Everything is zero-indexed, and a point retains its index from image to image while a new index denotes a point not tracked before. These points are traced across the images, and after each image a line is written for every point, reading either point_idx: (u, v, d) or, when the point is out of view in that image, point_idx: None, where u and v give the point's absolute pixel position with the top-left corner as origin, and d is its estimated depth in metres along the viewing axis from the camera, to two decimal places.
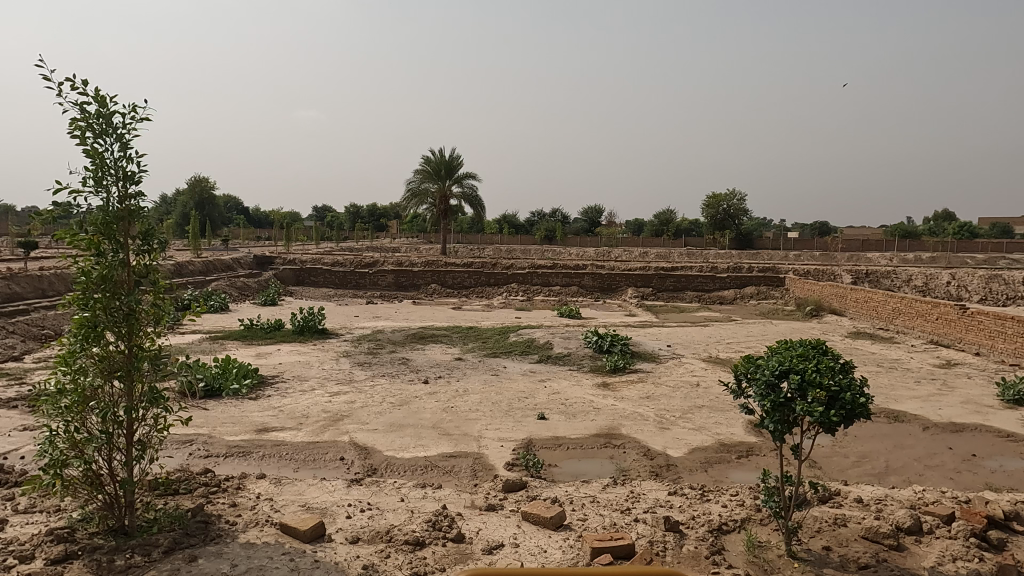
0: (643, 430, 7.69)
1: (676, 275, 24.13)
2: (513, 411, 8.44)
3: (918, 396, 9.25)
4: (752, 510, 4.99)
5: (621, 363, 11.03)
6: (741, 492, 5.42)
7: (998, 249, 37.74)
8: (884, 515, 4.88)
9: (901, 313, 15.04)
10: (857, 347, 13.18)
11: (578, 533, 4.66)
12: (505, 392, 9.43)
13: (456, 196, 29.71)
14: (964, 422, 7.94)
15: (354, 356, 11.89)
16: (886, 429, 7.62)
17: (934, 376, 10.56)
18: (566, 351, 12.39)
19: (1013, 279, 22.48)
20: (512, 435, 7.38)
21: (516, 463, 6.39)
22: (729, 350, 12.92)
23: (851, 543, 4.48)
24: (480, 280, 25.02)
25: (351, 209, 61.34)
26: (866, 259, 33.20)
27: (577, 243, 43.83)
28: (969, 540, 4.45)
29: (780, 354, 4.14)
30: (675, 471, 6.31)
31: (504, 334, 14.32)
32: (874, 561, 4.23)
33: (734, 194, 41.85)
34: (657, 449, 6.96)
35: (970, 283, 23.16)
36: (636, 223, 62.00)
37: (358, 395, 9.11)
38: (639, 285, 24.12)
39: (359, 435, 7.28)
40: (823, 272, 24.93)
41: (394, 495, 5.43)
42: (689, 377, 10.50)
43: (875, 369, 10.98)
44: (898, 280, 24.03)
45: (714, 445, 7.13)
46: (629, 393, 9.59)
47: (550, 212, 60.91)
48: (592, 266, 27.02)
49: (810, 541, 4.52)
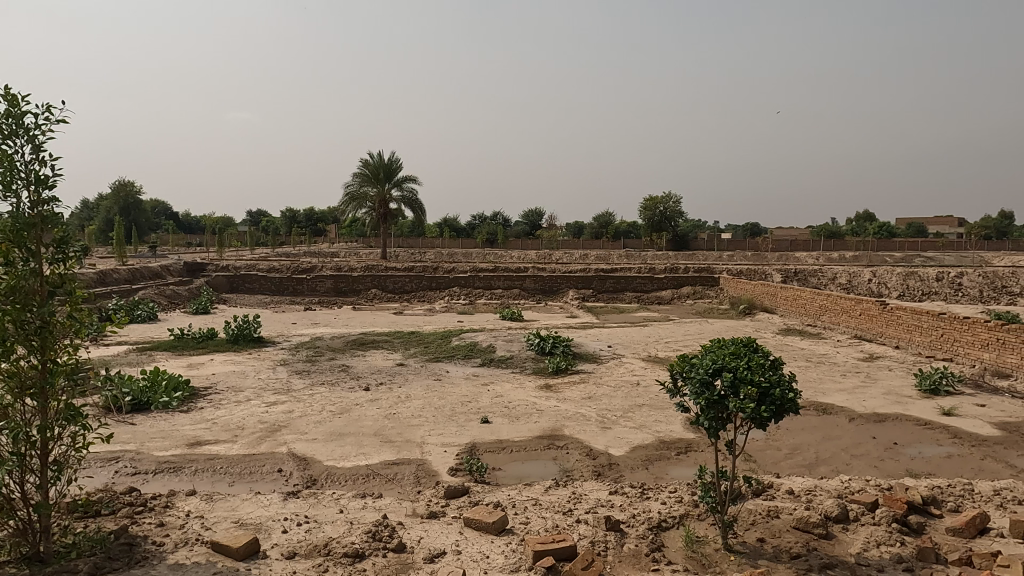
0: (586, 430, 7.77)
1: (615, 277, 24.56)
2: (456, 416, 8.38)
3: (844, 389, 9.68)
4: (690, 506, 5.10)
5: (563, 365, 11.14)
6: (679, 489, 5.54)
7: (913, 247, 40.08)
8: (813, 506, 5.08)
9: (827, 310, 15.72)
10: (787, 343, 13.73)
11: (520, 537, 4.66)
12: (448, 397, 9.36)
13: (396, 200, 29.39)
14: (886, 412, 8.36)
15: (292, 364, 11.58)
16: (815, 422, 7.95)
17: (859, 369, 11.08)
18: (508, 354, 12.42)
19: (928, 277, 23.92)
20: (455, 441, 7.33)
21: (460, 468, 6.33)
22: (668, 349, 13.23)
23: (783, 534, 4.64)
24: (421, 285, 24.77)
25: (288, 214, 59.94)
26: (795, 258, 34.60)
27: (519, 245, 44.14)
28: (891, 526, 4.67)
29: (713, 353, 4.24)
30: (617, 470, 6.40)
31: (446, 338, 14.23)
32: (805, 550, 4.37)
33: (670, 197, 42.79)
34: (599, 449, 7.04)
35: (889, 281, 24.42)
36: (576, 225, 62.86)
37: (297, 404, 8.86)
38: (580, 287, 24.42)
39: (297, 445, 7.09)
40: (755, 271, 25.84)
41: (333, 507, 5.30)
42: (630, 377, 10.69)
43: (805, 364, 11.44)
44: (824, 279, 25.09)
45: (654, 442, 7.27)
46: (571, 394, 9.67)
47: (491, 216, 60.85)
48: (533, 269, 27.19)
49: (745, 533, 4.65)
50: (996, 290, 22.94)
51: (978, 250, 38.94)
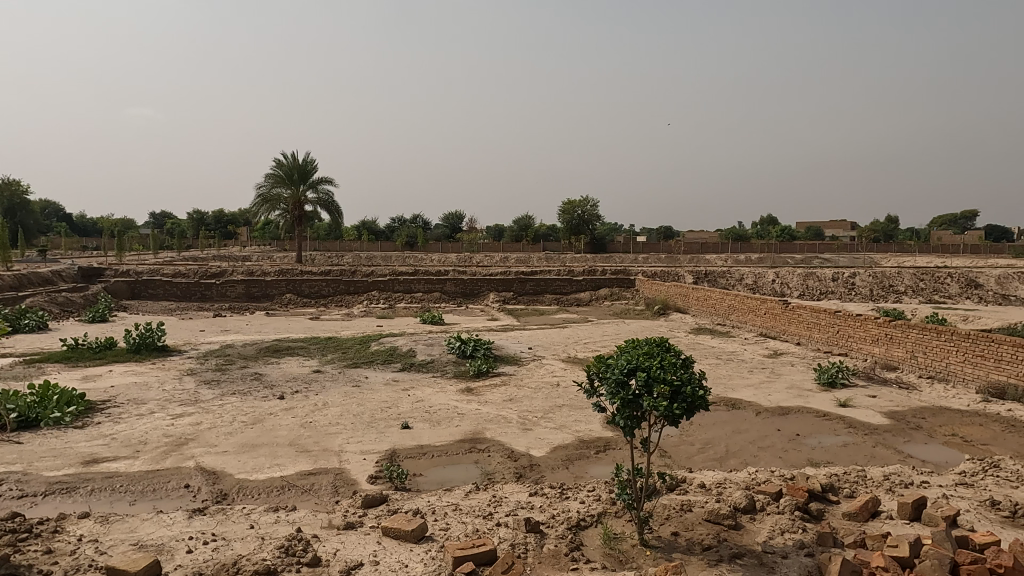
0: (507, 433, 7.80)
1: (535, 279, 24.82)
2: (376, 422, 8.22)
3: (751, 384, 10.17)
4: (607, 505, 5.21)
5: (484, 367, 11.14)
6: (597, 487, 5.64)
7: (811, 249, 42.69)
8: (723, 498, 5.29)
9: (735, 309, 16.49)
10: (699, 342, 14.29)
11: (440, 543, 4.61)
12: (367, 403, 9.16)
13: (311, 202, 28.58)
14: (790, 405, 8.85)
15: (200, 373, 11.02)
16: (725, 417, 8.31)
17: (764, 365, 11.68)
18: (429, 358, 12.31)
19: (825, 277, 25.53)
20: (374, 448, 7.18)
21: (379, 476, 6.20)
22: (586, 350, 13.48)
23: (696, 526, 4.81)
24: (339, 289, 24.18)
25: (195, 216, 57.14)
26: (705, 260, 36.13)
27: (439, 248, 43.89)
28: (794, 513, 4.93)
29: (628, 353, 4.34)
30: (538, 470, 6.46)
31: (365, 343, 13.94)
32: (716, 541, 4.55)
33: (587, 200, 44.17)
34: (520, 451, 7.08)
35: (791, 281, 25.90)
36: (496, 228, 63.23)
37: (205, 415, 8.43)
38: (500, 289, 24.53)
39: (206, 459, 6.75)
40: (668, 273, 26.79)
41: (243, 523, 5.07)
42: (550, 378, 10.81)
43: (715, 362, 11.94)
44: (732, 280, 26.31)
45: (574, 442, 7.38)
46: (492, 396, 9.67)
47: (411, 218, 60.24)
48: (454, 272, 27.09)
49: (660, 528, 4.79)
50: (884, 289, 24.77)
51: (868, 252, 42.03)
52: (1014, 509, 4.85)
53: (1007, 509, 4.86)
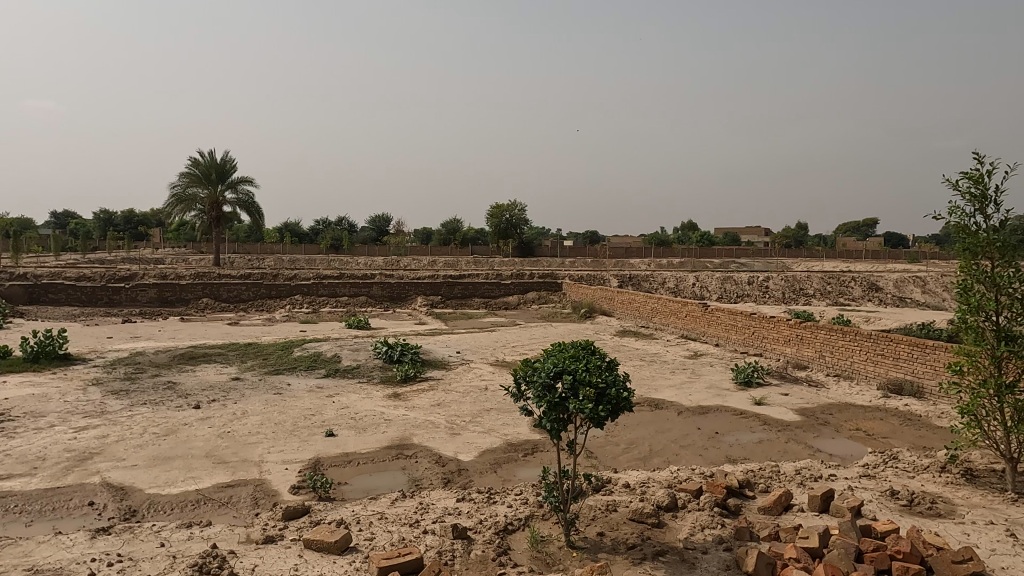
0: (435, 438, 7.72)
1: (463, 283, 24.74)
2: (299, 430, 7.97)
3: (673, 385, 10.49)
4: (534, 507, 5.24)
5: (411, 372, 11.01)
6: (524, 491, 5.67)
7: (729, 254, 44.52)
8: (647, 497, 5.42)
9: (658, 312, 16.97)
10: (624, 344, 14.62)
11: (365, 554, 4.51)
12: (289, 411, 8.87)
13: (230, 203, 27.49)
14: (709, 405, 9.17)
15: (106, 383, 10.37)
16: (649, 417, 8.54)
17: (686, 366, 12.08)
18: (354, 363, 12.06)
19: (741, 281, 26.66)
20: (297, 456, 6.96)
21: (302, 486, 6.01)
22: (514, 354, 13.55)
23: (621, 526, 4.91)
24: (260, 293, 23.33)
25: (102, 216, 53.91)
26: (630, 264, 37.05)
27: (365, 251, 43.09)
28: (713, 510, 5.11)
29: (554, 356, 4.38)
30: (466, 475, 6.43)
31: (287, 349, 13.50)
32: (640, 540, 4.66)
33: (515, 205, 44.38)
34: (448, 456, 7.03)
35: (710, 284, 26.91)
36: (424, 231, 62.73)
37: (113, 427, 7.94)
38: (428, 293, 24.30)
39: (113, 474, 6.35)
40: (594, 277, 27.28)
41: (153, 541, 4.79)
42: (478, 382, 10.80)
43: (639, 364, 12.25)
44: (655, 283, 27.07)
45: (502, 445, 7.40)
46: (420, 402, 9.56)
47: (336, 220, 58.90)
48: (380, 275, 26.64)
49: (586, 529, 4.86)
50: (795, 292, 26.10)
51: (780, 257, 44.27)
52: (911, 497, 5.20)
53: (904, 498, 5.20)
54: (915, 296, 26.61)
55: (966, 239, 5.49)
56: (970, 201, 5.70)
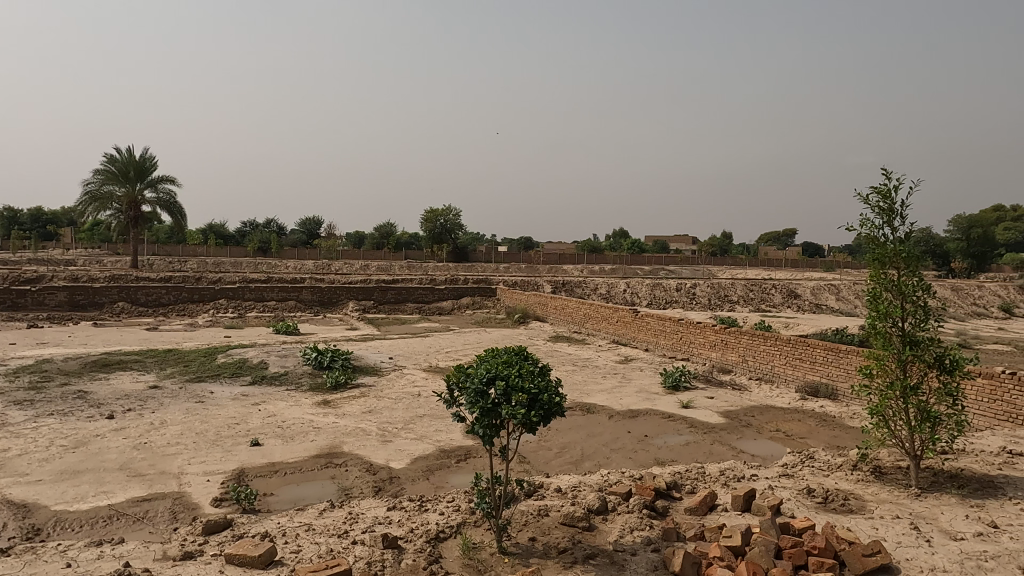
0: (366, 445, 7.58)
1: (397, 288, 24.44)
2: (222, 440, 7.65)
3: (604, 389, 10.67)
4: (467, 514, 5.22)
5: (342, 379, 10.77)
6: (457, 497, 5.64)
7: (658, 261, 45.82)
8: (578, 501, 5.49)
9: (590, 317, 17.25)
10: (557, 349, 14.78)
11: (291, 568, 4.36)
12: (212, 420, 8.51)
13: (150, 203, 26.24)
14: (639, 408, 9.38)
15: (8, 393, 9.66)
16: (581, 421, 8.66)
17: (617, 370, 12.32)
18: (282, 370, 11.70)
19: (669, 288, 27.46)
20: (220, 467, 6.68)
21: (225, 498, 5.77)
22: (447, 359, 13.47)
23: (552, 530, 4.95)
24: (181, 297, 22.31)
25: (5, 213, 50.37)
26: (563, 270, 37.54)
27: (294, 255, 41.90)
28: (642, 511, 5.22)
29: (487, 362, 4.37)
30: (398, 483, 6.33)
31: (210, 355, 12.96)
32: (571, 544, 4.70)
33: (450, 209, 44.17)
34: (379, 464, 6.91)
35: (640, 291, 27.59)
36: (356, 235, 61.70)
37: (14, 440, 7.40)
38: (360, 298, 23.86)
39: (14, 490, 5.91)
40: (528, 282, 27.49)
41: (59, 562, 4.49)
42: (411, 388, 10.67)
43: (572, 369, 12.41)
44: (587, 289, 27.53)
45: (435, 452, 7.33)
46: (350, 409, 9.36)
47: (264, 223, 57.10)
48: (310, 279, 25.99)
49: (518, 534, 4.87)
50: (720, 299, 27.10)
51: (706, 265, 45.92)
52: (826, 495, 5.46)
53: (820, 496, 5.47)
54: (830, 303, 28.11)
55: (875, 249, 5.84)
56: (880, 215, 6.06)
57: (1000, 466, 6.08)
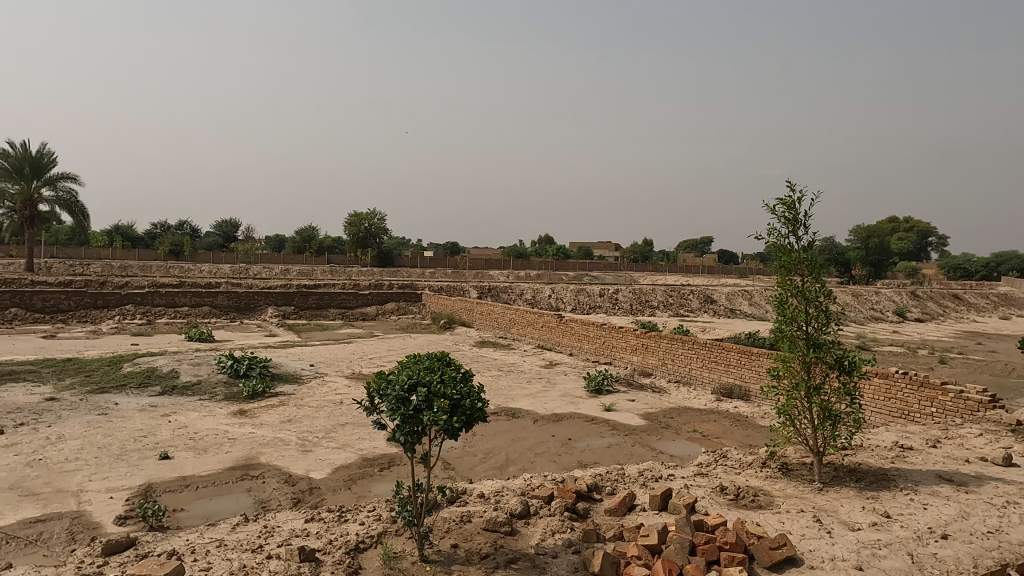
0: (284, 456, 7.32)
1: (319, 293, 23.80)
2: (128, 454, 7.21)
3: (529, 394, 10.76)
4: (388, 523, 5.13)
5: (260, 388, 10.38)
6: (378, 506, 5.53)
7: (582, 267, 46.68)
8: (501, 505, 5.50)
9: (516, 323, 17.37)
10: (482, 354, 14.80)
11: None
12: (117, 433, 8.01)
13: (48, 201, 24.52)
14: (563, 412, 9.51)
15: None
16: (506, 426, 8.69)
17: (541, 375, 12.45)
18: (195, 379, 11.16)
19: (593, 294, 28.02)
20: (124, 483, 6.29)
21: (129, 516, 5.44)
22: (371, 366, 13.23)
23: (474, 536, 4.93)
24: (83, 303, 20.91)
25: None
26: (489, 275, 37.63)
27: (209, 258, 40.12)
28: (563, 514, 5.28)
29: (409, 368, 4.31)
30: (318, 494, 6.16)
31: (115, 364, 12.20)
32: (493, 549, 4.70)
33: (374, 214, 43.58)
34: (298, 474, 6.70)
35: (565, 296, 28.01)
36: (276, 239, 59.81)
37: None
38: (280, 303, 23.10)
39: None
40: (454, 288, 27.39)
41: None
42: (333, 396, 10.42)
43: (497, 374, 12.44)
44: (513, 294, 27.71)
45: (357, 461, 7.18)
46: (268, 418, 9.02)
47: (177, 224, 54.46)
48: (226, 284, 24.96)
49: (440, 542, 4.83)
50: (641, 304, 27.89)
51: (628, 271, 47.16)
52: (736, 492, 5.71)
53: (732, 493, 5.70)
54: (743, 307, 29.43)
55: (782, 257, 6.16)
56: (785, 224, 6.40)
57: (893, 460, 6.53)
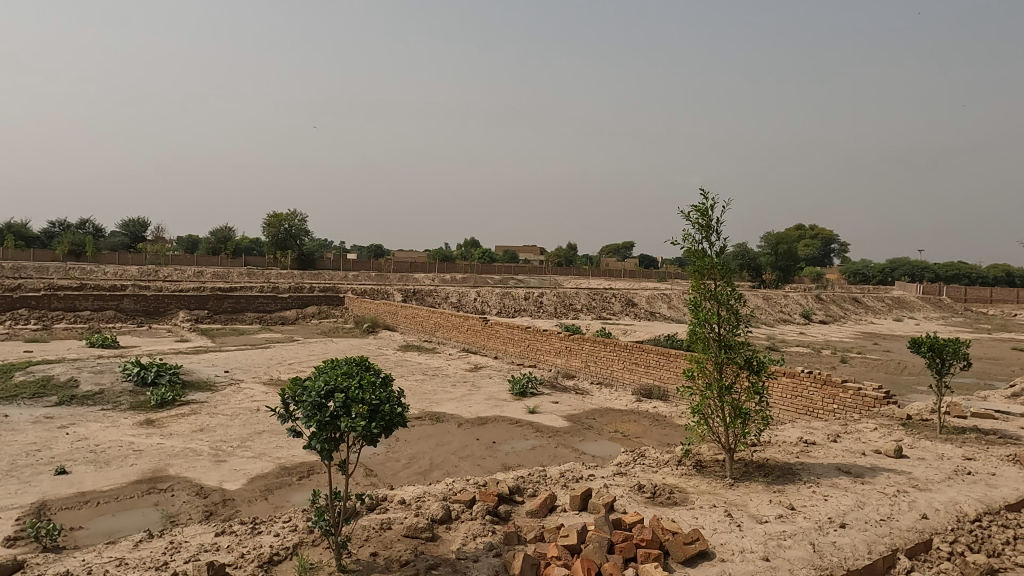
0: (195, 467, 6.98)
1: (235, 296, 22.87)
2: (19, 470, 6.68)
3: (454, 398, 10.71)
4: (304, 534, 4.98)
5: (169, 396, 9.85)
6: (294, 517, 5.36)
7: (508, 271, 46.93)
8: (422, 511, 5.44)
9: (441, 326, 17.27)
10: (407, 359, 14.62)
11: None
12: (6, 448, 7.40)
13: None
14: (487, 415, 9.52)
15: None
16: (430, 430, 8.62)
17: (466, 379, 12.42)
18: (97, 388, 10.47)
19: (518, 297, 28.22)
20: (14, 502, 5.83)
21: (19, 537, 5.04)
22: (290, 372, 12.81)
23: (394, 543, 4.86)
24: None
25: None
26: (414, 279, 37.24)
27: (114, 259, 37.81)
28: (485, 517, 5.28)
29: (326, 374, 4.20)
30: (231, 506, 5.90)
31: (5, 373, 11.28)
32: (413, 556, 4.65)
33: (294, 214, 42.30)
34: (211, 486, 6.40)
35: (490, 299, 28.09)
36: (189, 240, 57.12)
37: None
38: (193, 307, 22.03)
39: None
40: (377, 291, 26.96)
41: None
42: (249, 403, 10.02)
43: (421, 378, 12.32)
44: (438, 298, 27.55)
45: (274, 470, 6.94)
46: (178, 428, 8.57)
47: (78, 223, 51.03)
48: (134, 287, 23.58)
49: (358, 551, 4.72)
50: (565, 307, 28.33)
51: (553, 274, 47.82)
52: (654, 490, 5.87)
53: (649, 491, 5.86)
54: (663, 310, 30.39)
55: (696, 262, 6.40)
56: (699, 230, 6.65)
57: (798, 455, 6.90)
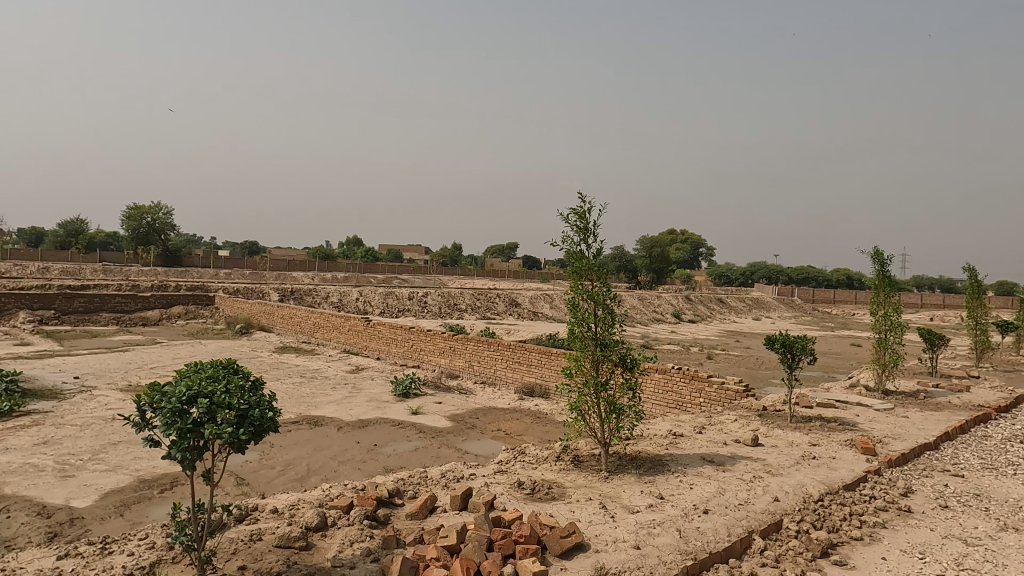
0: (36, 484, 6.29)
1: (87, 295, 20.84)
2: None
3: (334, 401, 10.36)
4: (163, 551, 4.62)
5: (5, 406, 8.79)
6: (152, 533, 4.97)
7: (392, 270, 46.17)
8: (295, 520, 5.22)
9: (320, 327, 16.68)
10: (283, 361, 13.96)
11: None
12: None
13: None
14: (368, 418, 9.30)
15: None
16: (307, 435, 8.29)
17: (347, 381, 12.07)
18: None
19: (402, 297, 27.85)
20: None
21: None
22: (152, 376, 11.85)
23: (265, 555, 4.63)
24: None
25: None
26: (292, 278, 35.76)
27: None
28: (362, 522, 5.15)
29: (188, 378, 3.90)
30: (78, 525, 5.37)
31: None
32: (286, 566, 4.45)
33: (158, 208, 39.25)
34: (55, 504, 5.79)
35: (373, 299, 27.51)
36: (33, 231, 51.48)
37: None
38: (36, 307, 19.83)
39: None
40: (252, 290, 25.62)
41: None
42: (104, 412, 9.17)
43: (299, 380, 11.82)
44: (319, 297, 26.60)
45: (131, 483, 6.40)
46: (17, 442, 7.67)
47: None
48: None
49: (224, 565, 4.45)
50: (449, 307, 28.30)
51: (438, 274, 47.64)
52: (533, 487, 5.99)
53: (528, 488, 5.97)
54: (545, 310, 31.10)
55: (574, 263, 6.60)
56: (577, 233, 6.85)
57: (667, 446, 7.30)
